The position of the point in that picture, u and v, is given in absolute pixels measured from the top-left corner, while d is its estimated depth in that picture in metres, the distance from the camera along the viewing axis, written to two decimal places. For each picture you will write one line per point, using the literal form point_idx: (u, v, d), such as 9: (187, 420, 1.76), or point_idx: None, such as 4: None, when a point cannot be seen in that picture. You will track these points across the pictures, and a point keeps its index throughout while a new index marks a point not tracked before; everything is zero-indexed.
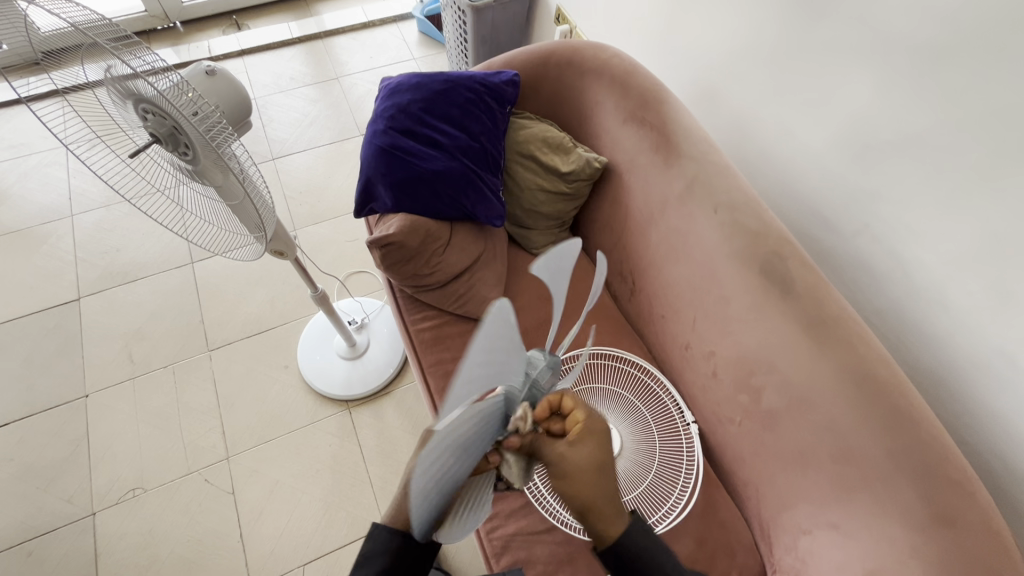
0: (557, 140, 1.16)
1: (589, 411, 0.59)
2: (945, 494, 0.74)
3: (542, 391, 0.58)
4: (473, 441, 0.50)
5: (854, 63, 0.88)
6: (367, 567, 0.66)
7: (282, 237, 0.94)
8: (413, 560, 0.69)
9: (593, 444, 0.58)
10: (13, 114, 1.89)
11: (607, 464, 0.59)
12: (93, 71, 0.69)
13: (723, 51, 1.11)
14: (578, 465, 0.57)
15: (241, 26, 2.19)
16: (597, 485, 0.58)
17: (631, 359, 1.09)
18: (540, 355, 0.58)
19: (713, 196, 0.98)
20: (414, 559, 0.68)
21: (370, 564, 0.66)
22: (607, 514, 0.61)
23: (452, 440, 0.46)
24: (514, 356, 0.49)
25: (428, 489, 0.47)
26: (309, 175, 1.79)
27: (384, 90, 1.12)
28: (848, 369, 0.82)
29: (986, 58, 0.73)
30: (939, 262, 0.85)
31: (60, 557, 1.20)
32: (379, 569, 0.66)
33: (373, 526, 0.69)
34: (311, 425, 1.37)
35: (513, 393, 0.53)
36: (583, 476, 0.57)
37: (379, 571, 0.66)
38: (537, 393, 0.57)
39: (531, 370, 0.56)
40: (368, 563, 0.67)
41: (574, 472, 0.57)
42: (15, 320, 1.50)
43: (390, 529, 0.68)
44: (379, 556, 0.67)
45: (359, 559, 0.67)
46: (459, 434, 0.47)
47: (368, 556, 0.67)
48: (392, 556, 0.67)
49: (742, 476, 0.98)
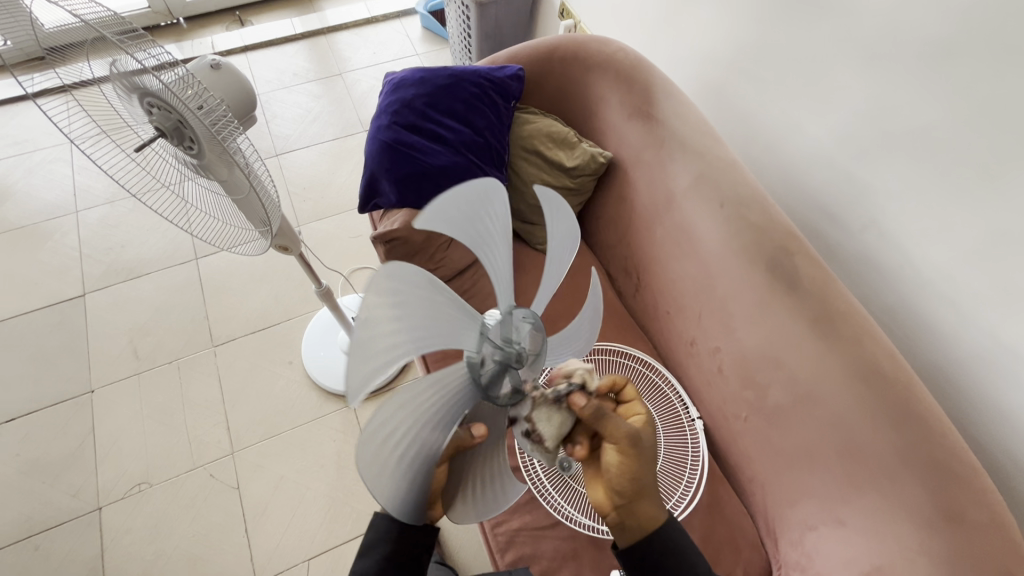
0: (562, 135, 1.16)
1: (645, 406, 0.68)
2: (952, 491, 0.74)
3: (516, 349, 0.58)
4: (430, 417, 0.53)
5: (860, 57, 0.87)
6: (369, 556, 0.66)
7: (287, 233, 0.93)
8: (416, 555, 0.68)
9: (651, 430, 0.65)
10: (18, 110, 1.89)
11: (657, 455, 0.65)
12: (99, 67, 0.68)
13: (728, 45, 1.11)
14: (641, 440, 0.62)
15: (245, 23, 2.18)
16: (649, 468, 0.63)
17: (635, 354, 1.09)
18: (495, 317, 0.56)
19: (718, 191, 0.98)
20: (415, 551, 0.68)
21: (373, 552, 0.67)
22: (652, 503, 0.64)
23: (395, 418, 0.49)
24: (444, 323, 0.50)
25: (386, 469, 0.50)
26: (313, 171, 1.79)
27: (388, 84, 1.12)
28: (856, 366, 0.82)
29: (995, 51, 0.72)
30: (945, 257, 0.84)
31: (66, 552, 1.20)
32: (380, 558, 0.66)
33: (373, 516, 0.70)
34: (315, 421, 1.37)
35: (473, 357, 0.55)
36: (644, 455, 0.62)
37: (380, 559, 0.66)
38: (510, 349, 0.57)
39: (485, 331, 0.55)
40: (370, 552, 0.67)
41: (638, 445, 0.62)
42: (20, 316, 1.51)
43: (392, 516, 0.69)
44: (381, 543, 0.67)
45: (361, 547, 0.67)
46: (401, 411, 0.50)
47: (369, 546, 0.68)
48: (392, 545, 0.67)
49: (746, 472, 0.97)
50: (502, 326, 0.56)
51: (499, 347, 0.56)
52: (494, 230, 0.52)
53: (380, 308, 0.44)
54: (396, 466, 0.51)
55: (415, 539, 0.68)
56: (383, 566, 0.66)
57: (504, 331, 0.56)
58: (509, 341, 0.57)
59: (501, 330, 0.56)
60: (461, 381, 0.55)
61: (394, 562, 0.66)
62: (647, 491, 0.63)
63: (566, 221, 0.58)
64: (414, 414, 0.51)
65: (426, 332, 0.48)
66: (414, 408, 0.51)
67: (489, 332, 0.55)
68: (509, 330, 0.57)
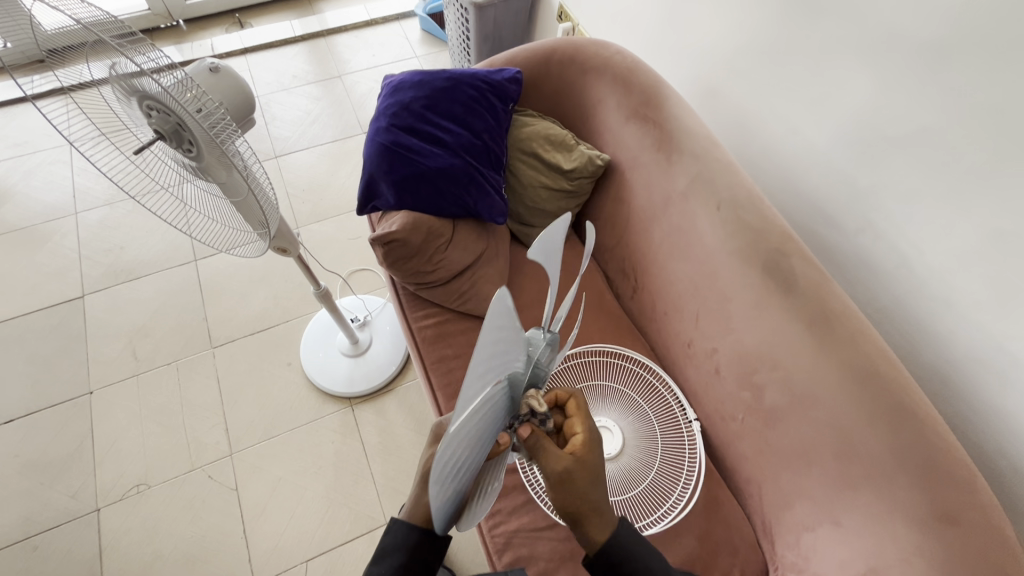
0: (560, 137, 1.16)
1: (586, 425, 0.66)
2: (946, 491, 0.74)
3: (543, 371, 0.57)
4: (486, 427, 0.49)
5: (856, 60, 0.88)
6: (386, 561, 0.67)
7: (286, 235, 0.94)
8: (428, 559, 0.69)
9: (588, 453, 0.64)
10: (18, 111, 1.89)
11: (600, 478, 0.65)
12: (99, 69, 0.69)
13: (726, 48, 1.11)
14: (579, 476, 0.62)
15: (244, 24, 2.19)
16: (587, 497, 0.63)
17: (632, 356, 1.09)
18: (541, 335, 0.57)
19: (715, 193, 0.98)
20: (429, 557, 0.69)
21: (389, 558, 0.67)
22: (596, 524, 0.66)
23: (466, 430, 0.45)
24: (516, 344, 0.47)
25: (447, 482, 0.44)
26: (312, 173, 1.79)
27: (387, 87, 1.12)
28: (852, 367, 0.82)
29: (991, 55, 0.72)
30: (941, 260, 0.85)
31: (65, 553, 1.20)
32: (397, 565, 0.67)
33: (392, 521, 0.70)
34: (315, 422, 1.38)
35: (520, 372, 0.52)
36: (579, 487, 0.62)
37: (396, 566, 0.66)
38: (541, 371, 0.57)
39: (533, 347, 0.55)
40: (387, 558, 0.67)
41: (571, 482, 0.61)
42: (19, 318, 1.51)
43: (409, 523, 0.69)
44: (397, 550, 0.68)
45: (379, 552, 0.67)
46: (472, 419, 0.45)
47: (386, 551, 0.68)
48: (410, 551, 0.68)
49: (744, 473, 0.98)
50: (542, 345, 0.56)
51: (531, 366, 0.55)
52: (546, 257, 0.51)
53: (495, 328, 0.41)
54: (451, 480, 0.46)
55: (429, 544, 0.69)
56: (400, 573, 0.66)
57: (542, 352, 0.56)
58: (538, 362, 0.56)
59: (544, 349, 0.56)
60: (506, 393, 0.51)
61: (410, 568, 0.67)
62: (586, 517, 0.65)
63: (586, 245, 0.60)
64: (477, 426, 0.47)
65: (504, 349, 0.45)
66: (481, 421, 0.47)
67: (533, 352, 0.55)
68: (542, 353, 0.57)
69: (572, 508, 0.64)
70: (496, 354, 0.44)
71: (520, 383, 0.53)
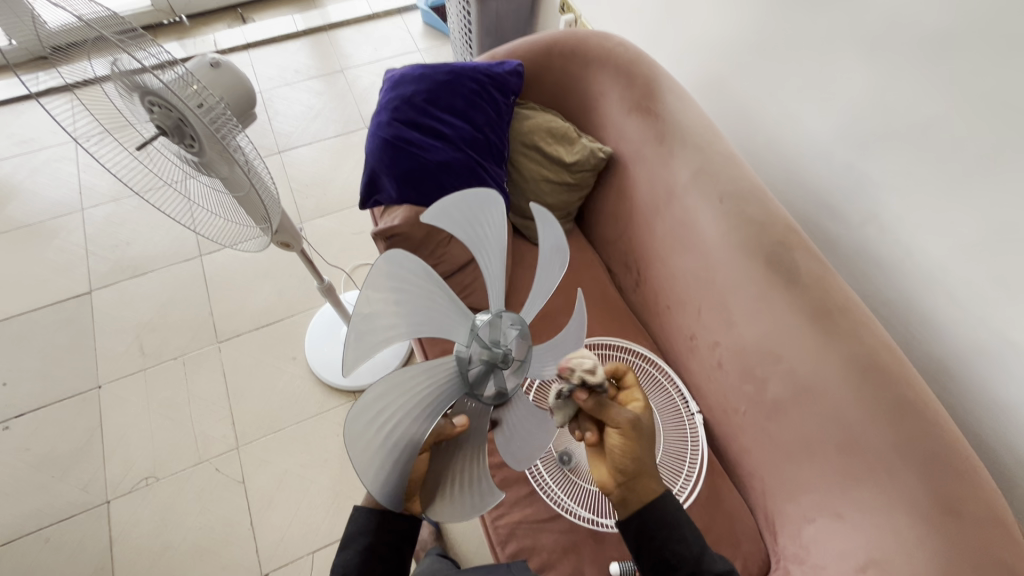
0: (562, 130, 1.16)
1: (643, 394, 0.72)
2: (949, 483, 0.74)
3: (501, 352, 0.63)
4: (426, 404, 0.56)
5: (859, 49, 0.87)
6: (350, 548, 0.68)
7: (288, 230, 0.94)
8: (395, 544, 0.70)
9: (649, 415, 0.70)
10: (23, 109, 1.90)
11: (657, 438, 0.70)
12: (101, 66, 0.69)
13: (729, 38, 1.10)
14: (645, 429, 0.67)
15: (246, 20, 2.19)
16: (647, 451, 0.67)
17: (635, 349, 1.10)
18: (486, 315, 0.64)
19: (718, 185, 0.98)
20: (392, 542, 0.70)
21: (353, 544, 0.68)
22: (648, 480, 0.68)
23: (388, 399, 0.52)
24: (432, 309, 0.58)
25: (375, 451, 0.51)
26: (315, 167, 1.80)
27: (388, 81, 1.12)
28: (854, 358, 0.82)
29: (997, 42, 0.71)
30: (945, 251, 0.84)
31: (75, 545, 1.22)
32: (359, 549, 0.68)
33: (355, 509, 0.71)
34: (320, 415, 1.39)
35: (463, 353, 0.61)
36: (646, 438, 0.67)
37: (359, 550, 0.68)
38: (496, 350, 0.63)
39: (475, 330, 0.62)
40: (350, 543, 0.69)
41: (642, 428, 0.67)
42: (28, 314, 1.53)
43: (369, 509, 0.70)
44: (360, 535, 0.69)
45: (343, 539, 0.69)
46: (397, 390, 0.53)
47: (350, 537, 0.69)
48: (373, 535, 0.69)
49: (746, 465, 0.98)
50: (489, 327, 0.63)
51: (486, 348, 0.62)
52: (489, 237, 0.62)
53: (393, 287, 0.53)
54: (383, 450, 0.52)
55: (392, 528, 0.70)
56: (363, 556, 0.68)
57: (492, 332, 0.63)
58: (495, 342, 0.63)
59: (490, 330, 0.63)
60: (450, 369, 0.60)
61: (372, 552, 0.68)
62: (644, 473, 0.68)
63: (555, 234, 0.63)
64: (407, 398, 0.54)
65: (417, 314, 0.56)
66: (412, 394, 0.55)
67: (478, 332, 0.62)
68: (496, 334, 0.63)
69: (634, 460, 0.66)
70: (407, 316, 0.55)
71: (465, 361, 0.61)
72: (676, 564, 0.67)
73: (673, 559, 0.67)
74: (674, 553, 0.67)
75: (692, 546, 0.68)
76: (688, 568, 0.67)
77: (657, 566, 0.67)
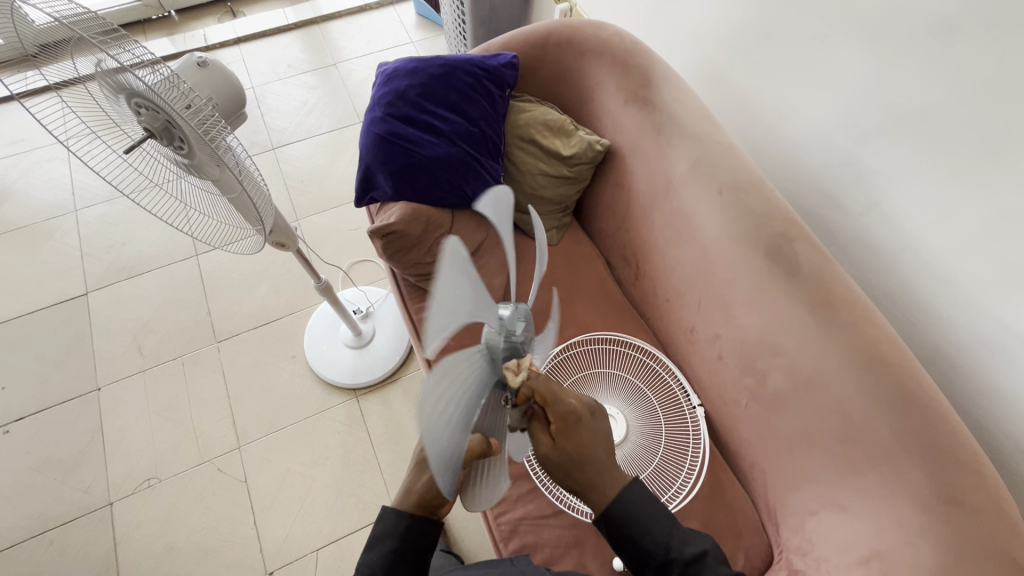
0: (558, 123, 1.14)
1: (556, 410, 0.63)
2: (953, 474, 0.73)
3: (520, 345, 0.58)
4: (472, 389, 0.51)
5: (858, 35, 0.85)
6: (378, 547, 0.67)
7: (282, 229, 0.93)
8: (421, 550, 0.70)
9: (559, 437, 0.64)
10: (13, 109, 1.88)
11: (585, 455, 0.65)
12: (85, 66, 0.67)
13: (727, 25, 1.08)
14: (557, 459, 0.64)
15: (237, 14, 2.16)
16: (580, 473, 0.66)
17: (634, 344, 1.09)
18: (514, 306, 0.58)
19: (716, 176, 0.96)
20: (420, 547, 0.70)
21: (381, 544, 0.68)
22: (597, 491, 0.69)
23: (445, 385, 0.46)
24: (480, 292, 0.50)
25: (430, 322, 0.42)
26: (310, 164, 1.78)
27: (381, 75, 1.10)
28: (855, 350, 0.81)
29: (1000, 26, 0.69)
30: (947, 240, 0.83)
31: (79, 547, 1.22)
32: (387, 551, 0.67)
33: (384, 509, 0.70)
34: (321, 413, 1.39)
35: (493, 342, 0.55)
36: (563, 465, 0.65)
37: (387, 552, 0.67)
38: (513, 343, 0.57)
39: (503, 323, 0.56)
40: (378, 545, 0.68)
41: (555, 461, 0.65)
42: (24, 317, 1.52)
43: (399, 512, 0.70)
44: (386, 538, 0.68)
45: (372, 539, 0.68)
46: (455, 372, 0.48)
47: (377, 538, 0.68)
48: (399, 539, 0.69)
49: (748, 458, 0.98)
50: (510, 316, 0.57)
51: (506, 336, 0.56)
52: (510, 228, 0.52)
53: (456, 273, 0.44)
54: (455, 269, 0.44)
55: (421, 533, 0.70)
56: (391, 559, 0.67)
57: (512, 323, 0.56)
58: (512, 333, 0.57)
59: (511, 322, 0.56)
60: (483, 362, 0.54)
61: (400, 555, 0.68)
62: (587, 488, 0.68)
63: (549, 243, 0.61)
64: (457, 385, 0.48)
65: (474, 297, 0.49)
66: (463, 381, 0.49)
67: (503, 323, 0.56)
68: (515, 325, 0.57)
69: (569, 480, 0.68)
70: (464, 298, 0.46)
71: (494, 350, 0.55)
72: (647, 557, 0.70)
73: (645, 553, 0.70)
74: (644, 549, 0.70)
75: (660, 539, 0.70)
76: (657, 563, 0.70)
77: (632, 557, 0.71)
